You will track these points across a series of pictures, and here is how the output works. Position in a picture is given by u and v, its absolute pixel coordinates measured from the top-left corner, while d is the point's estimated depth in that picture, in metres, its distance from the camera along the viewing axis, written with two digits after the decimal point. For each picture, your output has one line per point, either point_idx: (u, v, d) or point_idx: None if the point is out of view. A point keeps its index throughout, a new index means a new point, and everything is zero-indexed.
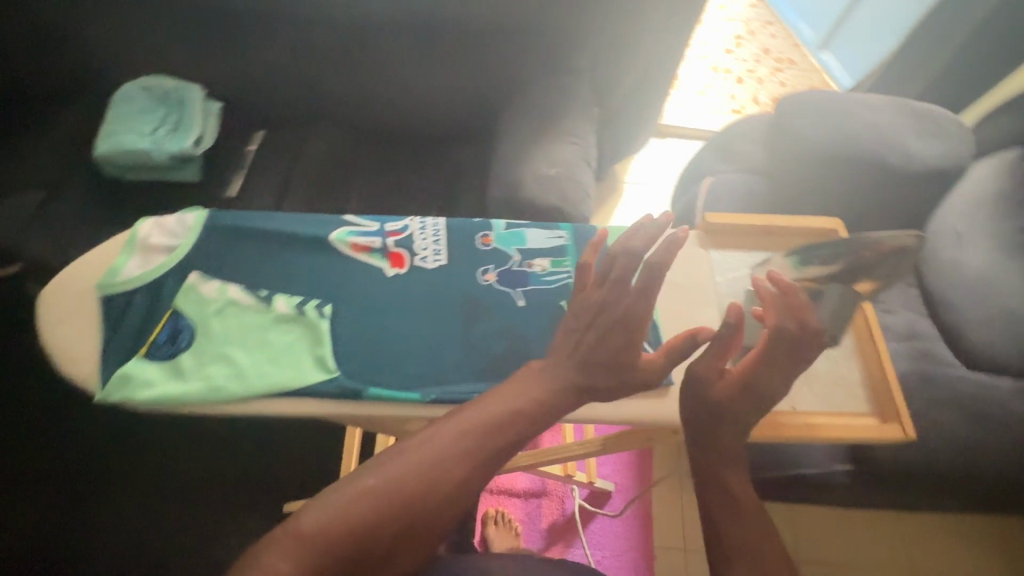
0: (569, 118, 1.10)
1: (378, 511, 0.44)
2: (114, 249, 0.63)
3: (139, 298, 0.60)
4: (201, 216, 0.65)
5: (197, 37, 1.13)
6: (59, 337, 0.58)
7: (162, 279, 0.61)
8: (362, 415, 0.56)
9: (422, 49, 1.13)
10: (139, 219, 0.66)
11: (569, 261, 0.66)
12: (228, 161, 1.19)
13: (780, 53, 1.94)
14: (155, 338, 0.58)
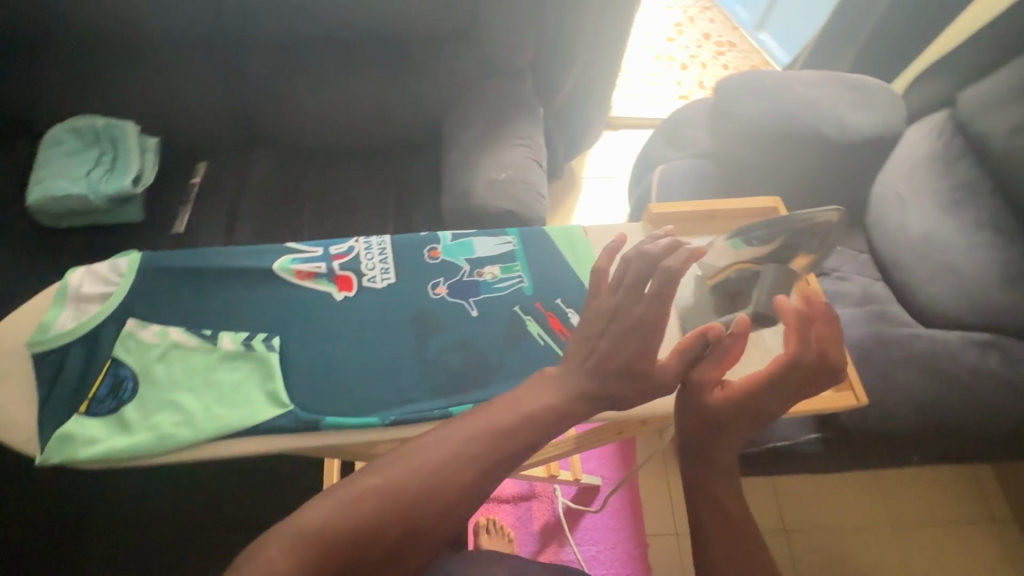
0: (516, 121, 1.10)
1: (385, 507, 0.40)
2: (44, 304, 0.60)
3: (75, 353, 0.57)
4: (136, 259, 0.63)
5: (122, 72, 1.09)
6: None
7: (99, 329, 0.58)
8: (320, 447, 0.54)
9: (360, 65, 1.12)
10: (67, 269, 0.63)
11: (518, 266, 0.66)
12: (172, 197, 1.15)
13: (720, 37, 1.98)
14: (95, 393, 0.55)
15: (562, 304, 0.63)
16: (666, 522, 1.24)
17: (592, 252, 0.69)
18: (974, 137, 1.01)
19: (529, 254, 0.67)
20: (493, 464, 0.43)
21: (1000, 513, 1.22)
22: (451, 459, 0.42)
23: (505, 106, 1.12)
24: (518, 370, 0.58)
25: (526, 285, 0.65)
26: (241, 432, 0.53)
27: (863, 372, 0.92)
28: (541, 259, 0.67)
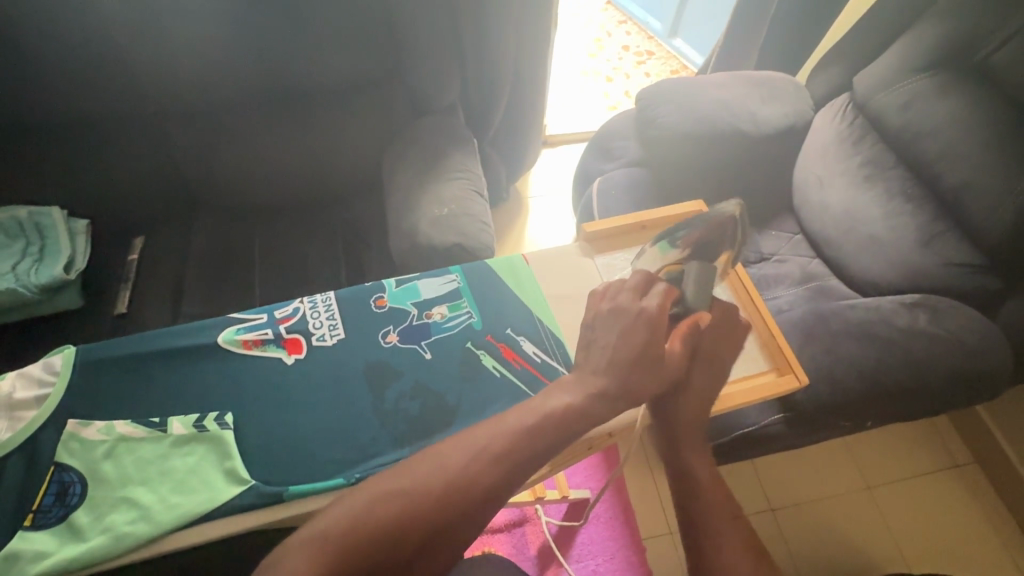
0: (450, 155, 1.12)
1: (420, 508, 0.45)
2: None
3: (13, 465, 0.54)
4: (71, 354, 0.60)
5: (39, 157, 1.05)
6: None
7: (38, 435, 0.56)
8: (289, 518, 0.53)
9: (290, 120, 1.12)
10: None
11: (466, 302, 0.68)
12: (110, 277, 1.11)
13: (638, 48, 2.09)
14: (38, 505, 0.53)
15: (512, 333, 0.65)
16: (657, 525, 1.26)
17: (535, 279, 0.71)
18: (872, 116, 1.10)
19: (475, 289, 0.69)
20: (514, 462, 0.48)
21: (960, 459, 1.29)
22: (477, 460, 0.48)
23: (438, 141, 1.14)
24: (478, 405, 0.59)
25: (476, 320, 0.66)
26: (205, 515, 0.52)
27: (813, 349, 0.97)
28: (486, 292, 0.69)
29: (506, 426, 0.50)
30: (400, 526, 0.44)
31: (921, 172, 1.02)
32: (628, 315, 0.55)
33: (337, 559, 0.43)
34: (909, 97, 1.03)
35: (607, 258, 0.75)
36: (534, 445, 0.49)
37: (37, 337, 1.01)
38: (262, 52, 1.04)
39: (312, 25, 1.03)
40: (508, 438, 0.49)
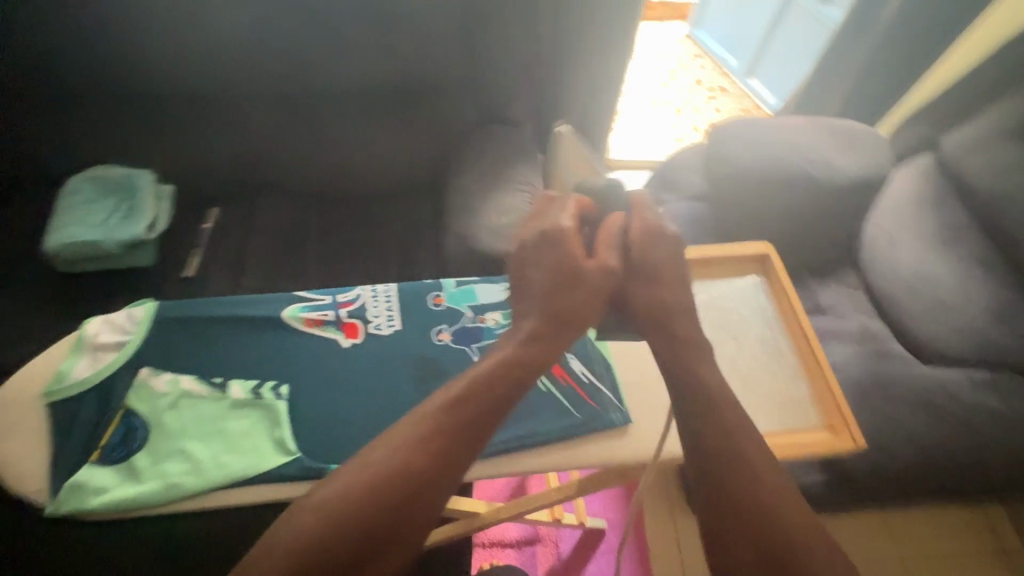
0: (515, 166, 1.14)
1: (357, 511, 0.43)
2: (60, 353, 0.62)
3: (89, 401, 0.59)
4: (151, 308, 0.65)
5: (142, 124, 1.15)
6: (3, 451, 0.56)
7: (113, 377, 0.60)
8: None
9: (368, 115, 1.18)
10: (86, 318, 0.65)
11: None
12: (184, 241, 1.19)
13: (711, 83, 2.07)
14: (105, 443, 0.56)
15: None
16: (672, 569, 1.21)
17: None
18: (959, 180, 1.06)
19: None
20: (446, 450, 0.46)
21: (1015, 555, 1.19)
22: (405, 452, 0.45)
23: (505, 151, 1.17)
24: None
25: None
26: (252, 479, 0.54)
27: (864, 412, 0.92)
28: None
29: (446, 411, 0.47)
30: (332, 539, 0.42)
31: (1005, 244, 0.97)
32: (684, 347, 0.54)
33: None
34: (1000, 164, 0.98)
35: None
36: (458, 434, 0.47)
37: (115, 288, 1.10)
38: (352, 49, 1.10)
39: (402, 30, 1.08)
40: (434, 429, 0.46)
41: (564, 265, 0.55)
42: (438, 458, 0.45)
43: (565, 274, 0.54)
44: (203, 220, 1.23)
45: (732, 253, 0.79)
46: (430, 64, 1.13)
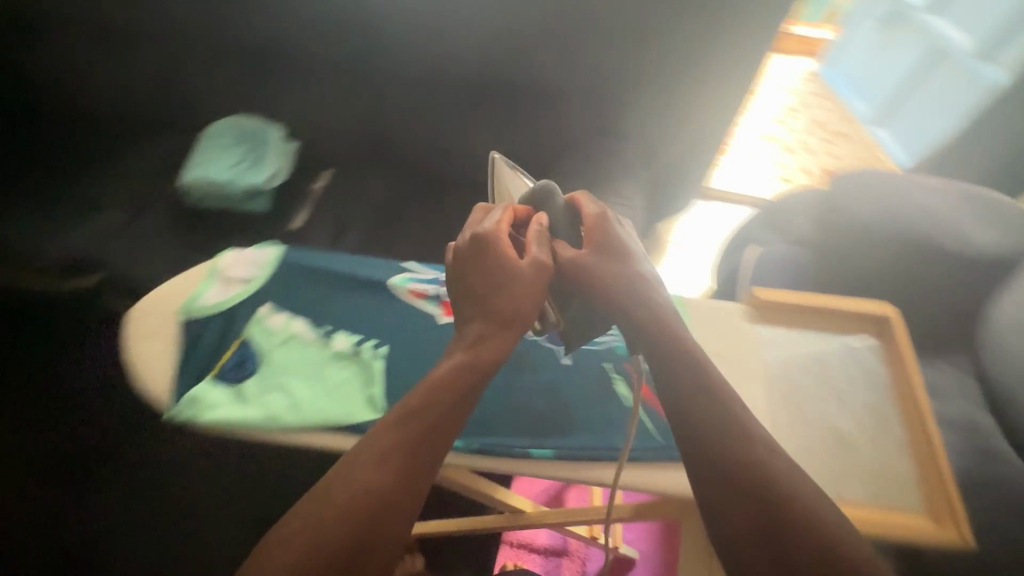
0: (624, 180, 1.14)
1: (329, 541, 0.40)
2: (197, 277, 0.69)
3: (216, 323, 0.65)
4: (279, 251, 0.73)
5: (291, 85, 1.30)
6: (136, 352, 0.63)
7: (238, 307, 0.67)
8: None
9: (484, 107, 1.23)
10: (222, 251, 0.73)
11: None
12: (295, 196, 1.28)
13: (834, 126, 1.96)
14: (223, 363, 0.62)
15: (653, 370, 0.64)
16: None
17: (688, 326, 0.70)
18: None
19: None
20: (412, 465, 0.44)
21: None
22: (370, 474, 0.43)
23: (612, 162, 1.17)
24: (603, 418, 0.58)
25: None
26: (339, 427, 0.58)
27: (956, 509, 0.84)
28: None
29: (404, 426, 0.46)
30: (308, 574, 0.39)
31: None
32: None
33: None
34: None
35: (768, 331, 0.71)
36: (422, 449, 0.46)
37: (231, 227, 1.21)
38: (482, 44, 1.16)
39: (532, 31, 1.12)
40: (394, 447, 0.45)
41: (494, 262, 0.53)
42: (403, 471, 0.44)
43: (494, 270, 0.53)
44: (316, 179, 1.33)
45: (847, 304, 0.73)
46: (553, 67, 1.17)
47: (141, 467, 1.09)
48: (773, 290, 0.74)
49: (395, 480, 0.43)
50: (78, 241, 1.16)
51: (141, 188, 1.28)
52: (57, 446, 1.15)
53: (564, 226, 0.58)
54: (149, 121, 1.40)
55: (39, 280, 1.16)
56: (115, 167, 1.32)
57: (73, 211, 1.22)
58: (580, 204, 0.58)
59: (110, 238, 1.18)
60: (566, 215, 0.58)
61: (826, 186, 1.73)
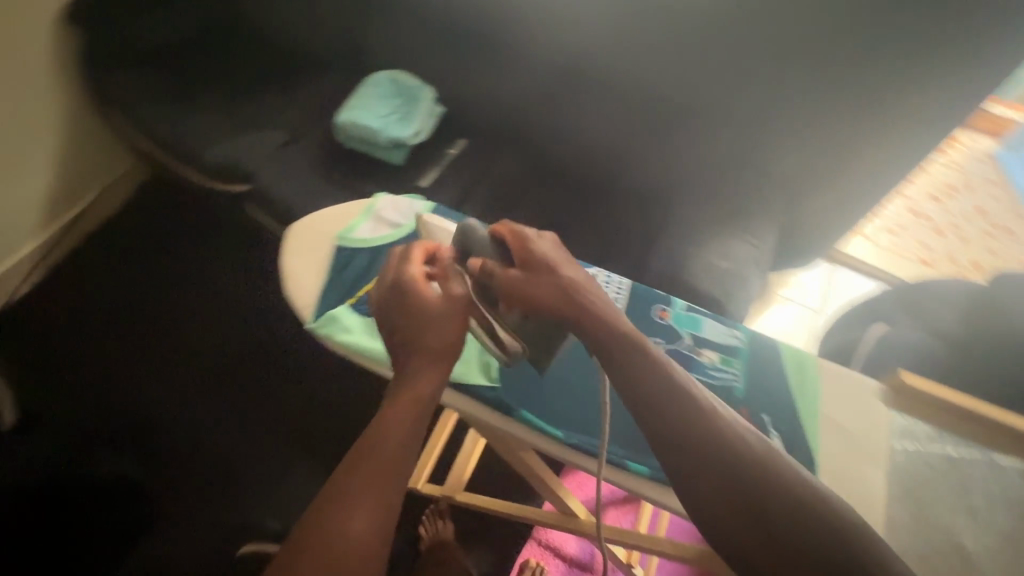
0: (755, 221, 1.13)
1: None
2: (356, 210, 0.78)
3: (363, 256, 0.73)
4: (428, 208, 0.80)
5: (449, 51, 1.34)
6: (295, 261, 0.72)
7: (384, 247, 0.74)
8: (511, 431, 0.70)
9: (630, 113, 1.22)
10: (382, 194, 0.81)
11: (737, 364, 0.69)
12: (429, 157, 1.36)
13: (998, 218, 1.77)
14: (360, 297, 0.70)
15: (765, 423, 0.65)
16: None
17: (819, 389, 0.70)
18: None
19: (752, 359, 0.70)
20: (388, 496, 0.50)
21: None
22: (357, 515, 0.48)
23: (748, 204, 1.15)
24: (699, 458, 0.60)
25: (739, 387, 0.67)
26: (466, 392, 0.72)
27: None
28: (760, 369, 0.69)
29: (357, 503, 0.49)
30: None
31: None
32: None
33: None
34: None
35: (905, 421, 0.68)
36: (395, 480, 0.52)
37: (370, 171, 1.32)
38: (652, 49, 1.14)
39: (704, 49, 1.09)
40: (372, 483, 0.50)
41: (422, 299, 0.63)
42: (368, 541, 0.47)
43: (422, 304, 0.63)
44: (450, 146, 1.39)
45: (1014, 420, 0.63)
46: (713, 89, 1.13)
47: (246, 376, 1.38)
48: (927, 380, 0.67)
49: (376, 523, 0.48)
50: (243, 152, 1.31)
51: (298, 117, 1.40)
52: (183, 341, 1.42)
53: (488, 252, 0.68)
54: (312, 55, 1.49)
55: (204, 176, 1.32)
56: (279, 92, 1.44)
57: (243, 123, 1.37)
58: (498, 231, 0.69)
59: (263, 156, 1.32)
60: (489, 241, 0.69)
61: (985, 282, 1.60)
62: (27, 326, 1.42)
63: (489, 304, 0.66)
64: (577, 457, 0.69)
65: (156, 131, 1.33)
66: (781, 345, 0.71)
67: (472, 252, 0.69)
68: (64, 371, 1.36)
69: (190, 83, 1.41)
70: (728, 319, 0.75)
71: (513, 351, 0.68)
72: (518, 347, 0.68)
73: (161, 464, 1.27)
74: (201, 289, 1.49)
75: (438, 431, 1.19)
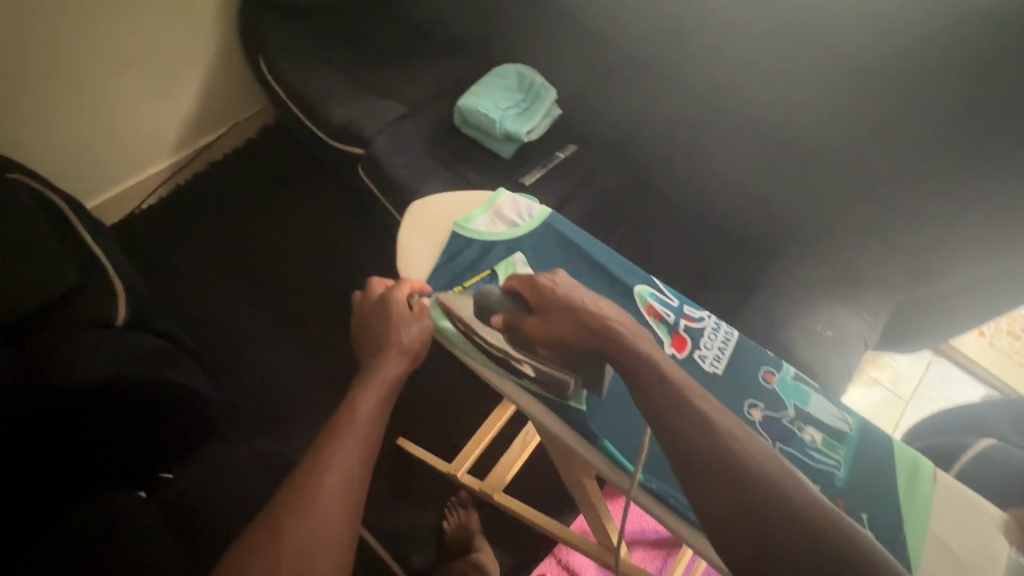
0: (873, 296, 1.02)
1: (340, 495, 0.62)
2: (477, 203, 0.88)
3: (476, 246, 0.84)
4: (544, 214, 0.87)
5: (581, 56, 1.33)
6: (419, 240, 0.85)
7: (495, 242, 0.84)
8: (588, 456, 0.67)
9: (755, 154, 1.15)
10: (502, 188, 0.90)
11: (841, 452, 0.67)
12: (536, 156, 1.36)
13: None
14: (466, 287, 0.79)
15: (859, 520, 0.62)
16: None
17: (930, 504, 0.64)
18: None
19: (859, 451, 0.67)
20: (372, 435, 0.68)
21: None
22: (349, 453, 0.65)
23: (870, 272, 1.04)
24: None
25: (838, 475, 0.65)
26: (554, 407, 0.70)
27: None
28: (867, 465, 0.66)
29: (339, 457, 0.64)
30: (333, 520, 0.60)
31: None
32: None
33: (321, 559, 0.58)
34: None
35: None
36: (375, 426, 0.69)
37: (477, 159, 1.34)
38: (799, 93, 1.04)
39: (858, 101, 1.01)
40: (359, 430, 0.67)
41: (395, 315, 0.75)
42: (344, 491, 0.63)
43: (396, 321, 0.74)
44: (558, 149, 1.38)
45: None
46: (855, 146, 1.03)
47: (320, 324, 1.45)
48: None
49: (365, 455, 0.66)
50: (365, 118, 1.36)
51: (420, 93, 1.44)
52: (269, 277, 1.52)
53: (505, 306, 0.75)
54: (447, 36, 1.53)
55: (325, 134, 1.39)
56: (407, 65, 1.48)
57: (370, 90, 1.44)
58: (507, 284, 0.76)
59: (379, 124, 1.36)
60: (500, 295, 0.76)
61: None
62: (146, 237, 1.57)
63: (526, 350, 0.71)
64: (654, 506, 0.65)
65: (293, 84, 1.42)
66: (894, 445, 0.68)
67: (491, 309, 0.75)
68: (168, 284, 1.50)
69: (330, 44, 1.49)
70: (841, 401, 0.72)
71: (567, 386, 0.69)
72: (570, 377, 0.69)
73: (232, 385, 1.36)
74: (294, 235, 1.58)
75: (488, 424, 1.18)
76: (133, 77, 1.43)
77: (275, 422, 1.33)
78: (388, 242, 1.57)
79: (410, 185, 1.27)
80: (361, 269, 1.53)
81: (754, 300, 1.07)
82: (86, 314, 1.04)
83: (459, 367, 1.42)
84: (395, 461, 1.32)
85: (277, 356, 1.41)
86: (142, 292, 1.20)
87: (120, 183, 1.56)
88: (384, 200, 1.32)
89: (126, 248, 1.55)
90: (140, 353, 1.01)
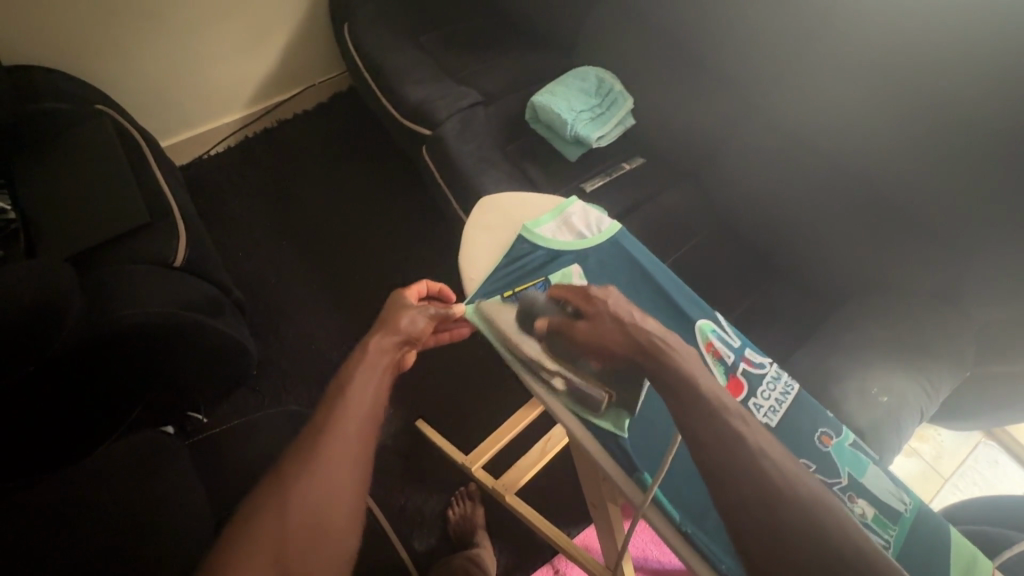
0: (940, 365, 0.95)
1: (348, 456, 0.62)
2: (547, 209, 0.91)
3: (537, 252, 0.85)
4: (613, 230, 0.88)
5: (664, 73, 1.30)
6: (486, 237, 0.89)
7: (558, 251, 0.85)
8: (630, 489, 0.64)
9: (830, 197, 1.10)
10: (574, 199, 0.92)
11: (892, 530, 0.66)
12: (602, 163, 1.34)
13: None
14: (516, 291, 0.80)
15: None
16: None
17: None
18: None
19: (910, 534, 0.66)
20: (381, 398, 0.68)
21: None
22: (357, 417, 0.65)
23: (938, 340, 0.97)
24: None
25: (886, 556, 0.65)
26: (590, 426, 0.67)
27: None
28: (916, 551, 0.66)
29: (342, 428, 0.63)
30: (339, 481, 0.60)
31: None
32: None
33: (327, 517, 0.58)
34: None
35: None
36: (382, 390, 0.69)
37: (542, 159, 1.32)
38: (898, 143, 0.97)
39: None
40: (369, 395, 0.67)
41: (403, 305, 0.78)
42: (349, 454, 0.62)
43: (411, 302, 0.79)
44: (625, 160, 1.36)
45: None
46: (942, 203, 0.95)
47: (360, 294, 1.47)
48: None
49: (369, 416, 0.66)
50: (438, 100, 1.36)
51: (496, 85, 1.44)
52: (320, 240, 1.55)
53: (550, 311, 0.74)
54: (532, 34, 1.53)
55: (396, 110, 1.40)
56: (488, 56, 1.49)
57: (447, 74, 1.45)
58: (555, 293, 0.76)
59: (449, 106, 1.36)
60: (547, 302, 0.76)
61: None
62: (211, 181, 1.62)
63: (567, 360, 0.70)
64: (682, 547, 0.61)
65: (372, 55, 1.43)
66: (947, 535, 0.67)
67: (535, 315, 0.75)
68: (225, 232, 1.54)
69: (415, 24, 1.50)
70: (897, 478, 0.71)
71: (598, 400, 0.67)
72: (603, 393, 0.68)
73: (269, 339, 1.40)
74: (350, 202, 1.61)
75: (511, 423, 1.17)
76: (222, 26, 1.47)
77: (305, 382, 1.36)
78: (440, 226, 1.58)
79: (472, 171, 1.26)
80: (408, 247, 1.54)
81: (809, 350, 1.03)
82: (147, 252, 1.07)
83: (490, 361, 1.42)
84: (412, 442, 1.33)
85: (314, 319, 1.44)
86: (200, 235, 1.22)
87: (198, 128, 1.62)
88: (443, 185, 1.32)
89: (191, 191, 1.60)
90: (193, 296, 1.06)
